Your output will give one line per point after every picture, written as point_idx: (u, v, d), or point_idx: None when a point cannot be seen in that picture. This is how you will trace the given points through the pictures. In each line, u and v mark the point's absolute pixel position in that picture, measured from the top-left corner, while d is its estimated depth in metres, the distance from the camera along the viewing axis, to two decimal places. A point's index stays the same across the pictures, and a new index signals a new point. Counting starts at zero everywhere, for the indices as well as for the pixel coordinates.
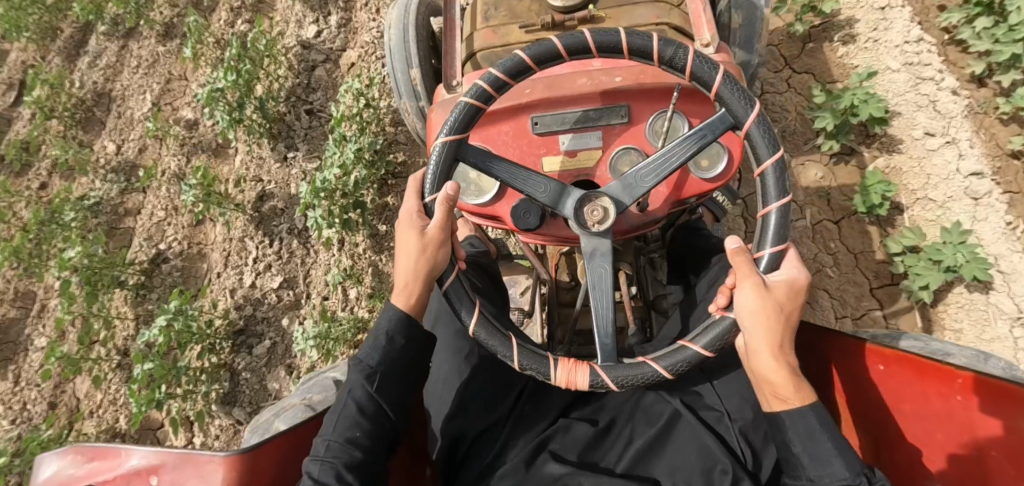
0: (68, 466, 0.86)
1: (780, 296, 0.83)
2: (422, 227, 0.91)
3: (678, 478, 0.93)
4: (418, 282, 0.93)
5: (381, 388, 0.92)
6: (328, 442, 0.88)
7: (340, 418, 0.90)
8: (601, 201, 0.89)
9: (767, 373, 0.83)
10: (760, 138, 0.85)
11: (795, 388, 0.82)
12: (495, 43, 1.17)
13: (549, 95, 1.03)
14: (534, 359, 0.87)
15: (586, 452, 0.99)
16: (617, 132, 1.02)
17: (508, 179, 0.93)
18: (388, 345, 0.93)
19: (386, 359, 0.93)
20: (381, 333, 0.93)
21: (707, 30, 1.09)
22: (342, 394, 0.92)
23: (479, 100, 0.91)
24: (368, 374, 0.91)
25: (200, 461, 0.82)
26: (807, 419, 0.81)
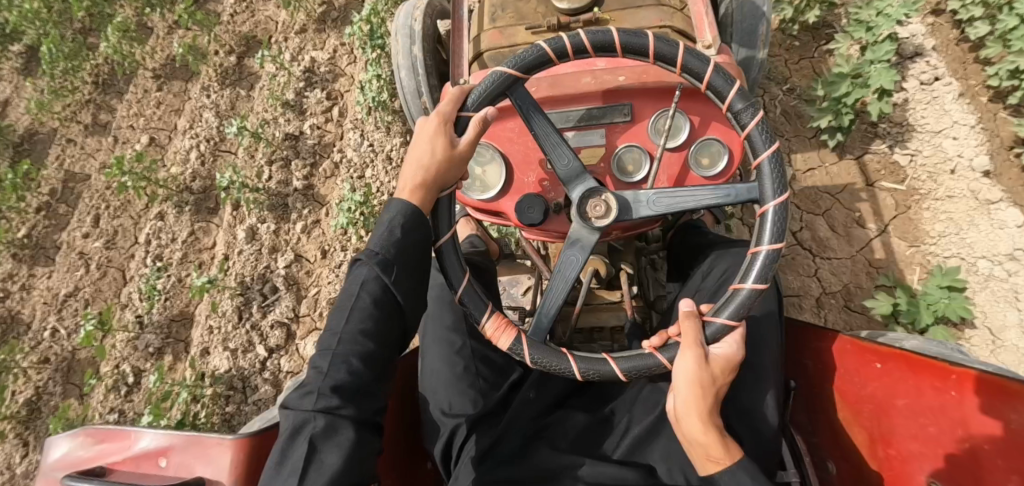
0: (78, 448, 0.87)
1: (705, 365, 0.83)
2: (451, 139, 0.92)
3: (672, 464, 0.96)
4: (432, 181, 0.92)
5: (396, 284, 0.90)
6: (340, 335, 0.86)
7: (352, 312, 0.87)
8: (605, 197, 0.92)
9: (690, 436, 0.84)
10: (756, 137, 0.87)
11: (720, 451, 0.82)
12: (502, 44, 1.19)
13: (554, 93, 1.06)
14: (474, 300, 0.93)
15: (581, 440, 1.01)
16: (620, 130, 1.04)
17: (540, 138, 0.94)
18: (394, 237, 0.89)
19: (401, 251, 0.90)
20: (394, 225, 0.89)
21: (708, 33, 1.12)
22: (355, 280, 0.90)
23: (555, 53, 0.91)
24: (384, 265, 0.89)
25: (208, 444, 0.84)
26: (740, 478, 0.81)
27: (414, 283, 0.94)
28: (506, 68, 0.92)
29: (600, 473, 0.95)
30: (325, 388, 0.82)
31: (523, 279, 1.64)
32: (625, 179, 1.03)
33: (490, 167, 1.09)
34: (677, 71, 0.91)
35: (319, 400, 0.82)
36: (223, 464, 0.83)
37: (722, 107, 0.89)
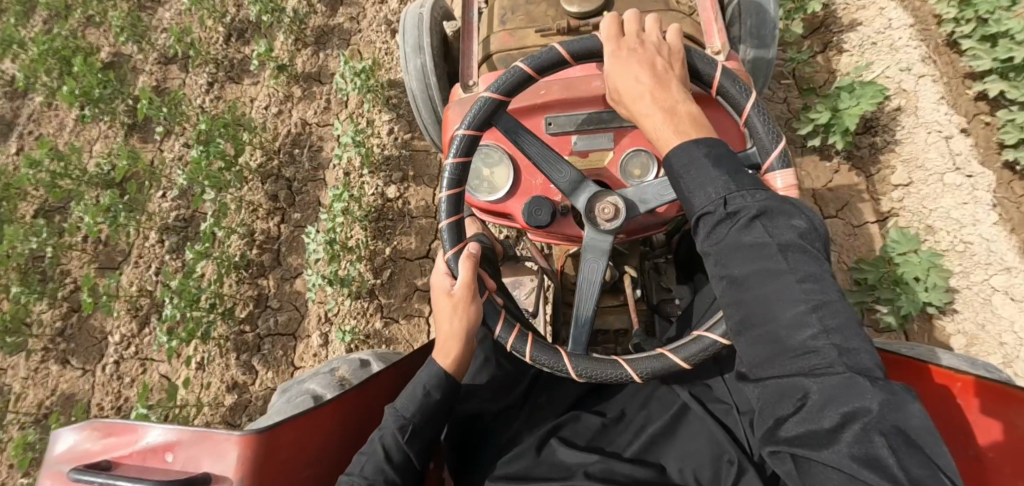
0: (84, 441, 0.88)
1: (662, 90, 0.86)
2: (450, 291, 0.94)
3: (685, 464, 0.95)
4: (458, 341, 0.97)
5: (410, 441, 0.93)
6: (352, 482, 0.89)
7: (368, 461, 0.91)
8: (611, 200, 0.93)
9: (674, 155, 0.80)
10: (756, 124, 0.87)
11: (688, 125, 0.82)
12: (511, 46, 1.20)
13: (563, 96, 1.06)
14: (548, 355, 0.91)
15: (596, 438, 1.01)
16: (628, 134, 1.04)
17: (535, 159, 0.98)
18: (423, 399, 0.95)
19: (421, 411, 0.94)
20: (418, 387, 0.96)
21: (718, 38, 1.12)
22: (373, 441, 0.93)
23: (500, 94, 0.95)
24: (402, 426, 0.93)
25: (215, 439, 0.84)
26: (691, 151, 0.78)
27: (430, 436, 0.97)
28: (491, 92, 0.95)
29: (611, 471, 0.94)
30: None
31: (526, 281, 1.64)
32: (632, 181, 1.03)
33: (498, 168, 1.09)
34: None
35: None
36: (229, 460, 0.83)
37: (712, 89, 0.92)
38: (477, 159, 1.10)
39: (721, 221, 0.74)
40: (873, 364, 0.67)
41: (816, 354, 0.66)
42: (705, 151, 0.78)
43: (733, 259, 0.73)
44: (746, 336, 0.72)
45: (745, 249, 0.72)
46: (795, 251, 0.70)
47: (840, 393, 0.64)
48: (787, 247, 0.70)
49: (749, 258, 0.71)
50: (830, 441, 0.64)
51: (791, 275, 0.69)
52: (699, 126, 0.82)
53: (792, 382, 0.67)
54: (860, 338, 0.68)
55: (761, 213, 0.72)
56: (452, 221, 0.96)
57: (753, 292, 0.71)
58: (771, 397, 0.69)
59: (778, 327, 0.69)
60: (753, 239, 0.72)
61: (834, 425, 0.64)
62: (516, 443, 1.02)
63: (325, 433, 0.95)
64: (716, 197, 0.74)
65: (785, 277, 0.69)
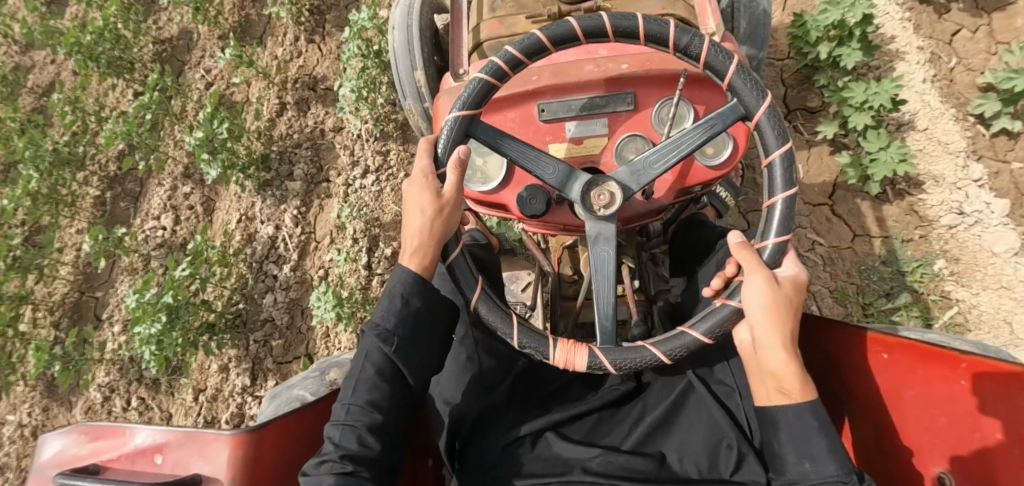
0: (72, 446, 0.86)
1: (790, 308, 0.85)
2: (437, 189, 0.92)
3: (685, 453, 0.94)
4: (432, 244, 0.93)
5: (399, 353, 0.91)
6: (349, 405, 0.88)
7: (359, 383, 0.90)
8: (607, 186, 0.91)
9: (787, 417, 0.82)
10: (778, 175, 0.86)
11: (797, 376, 0.83)
12: (502, 33, 1.18)
13: (556, 82, 1.04)
14: (533, 338, 0.90)
15: (594, 430, 1.00)
16: (623, 119, 1.02)
17: (674, 142, 0.92)
18: (404, 310, 0.91)
19: (404, 322, 0.91)
20: (394, 296, 0.92)
21: (712, 20, 1.11)
22: (362, 353, 0.92)
23: (494, 77, 0.93)
24: (384, 337, 0.90)
25: (205, 440, 0.82)
26: (804, 417, 0.81)
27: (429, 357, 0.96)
28: (543, 34, 0.90)
29: (611, 463, 0.92)
30: (337, 455, 0.82)
31: (522, 274, 1.62)
32: None
33: (491, 157, 1.07)
34: (680, 56, 0.90)
35: (336, 459, 0.82)
36: (219, 461, 0.80)
37: (723, 85, 0.90)
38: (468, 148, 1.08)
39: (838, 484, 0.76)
40: None
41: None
42: (816, 424, 0.80)
43: (787, 456, 0.81)
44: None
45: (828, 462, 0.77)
46: (825, 435, 0.80)
47: None
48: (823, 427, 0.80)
49: (796, 449, 0.80)
50: None
51: (812, 459, 0.79)
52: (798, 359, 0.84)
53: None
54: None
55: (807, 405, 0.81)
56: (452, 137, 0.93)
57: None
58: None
59: None
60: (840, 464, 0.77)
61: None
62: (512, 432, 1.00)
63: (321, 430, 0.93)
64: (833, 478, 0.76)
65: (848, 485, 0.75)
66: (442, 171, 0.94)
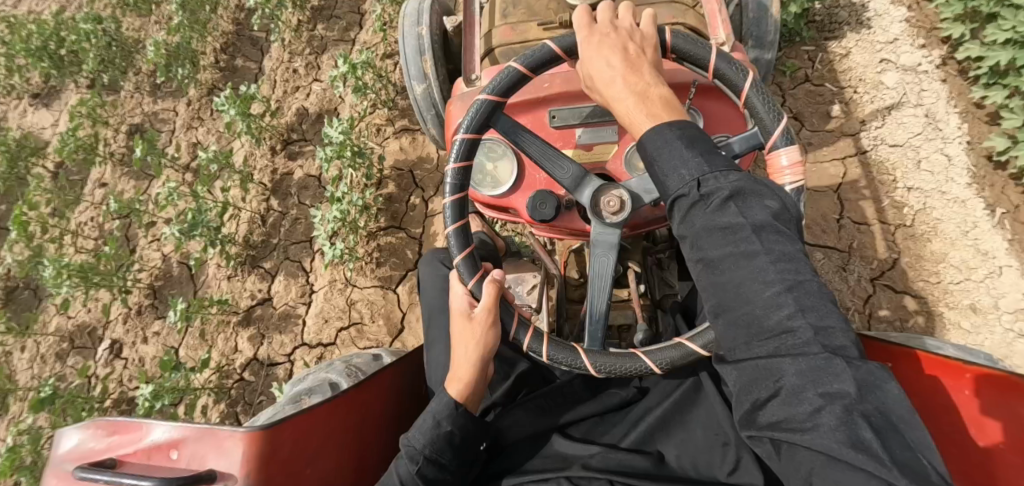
0: (89, 440, 0.87)
1: (631, 51, 0.86)
2: (471, 317, 0.96)
3: (683, 452, 0.95)
4: (476, 371, 0.97)
5: (428, 465, 0.91)
6: None
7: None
8: (616, 192, 0.93)
9: (647, 140, 0.78)
10: (569, 41, 0.93)
11: (660, 107, 0.81)
12: (514, 40, 1.19)
13: (567, 89, 1.06)
14: (605, 359, 0.90)
15: (593, 431, 1.02)
16: None
17: (537, 157, 0.97)
18: (434, 431, 0.91)
19: (432, 443, 0.91)
20: (428, 422, 0.93)
21: (722, 30, 1.11)
22: (391, 471, 0.92)
23: (512, 80, 0.95)
24: (414, 458, 0.90)
25: (221, 436, 0.84)
26: (661, 135, 0.77)
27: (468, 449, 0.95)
28: (554, 46, 0.93)
29: (610, 460, 0.94)
30: None
31: (528, 277, 1.63)
32: (638, 175, 1.03)
33: (502, 163, 1.09)
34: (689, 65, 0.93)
35: None
36: (234, 457, 0.82)
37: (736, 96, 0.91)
38: (479, 153, 1.09)
39: (695, 203, 0.72)
40: (849, 343, 0.66)
41: (775, 288, 0.67)
42: (677, 133, 0.77)
43: (659, 179, 0.76)
44: (703, 255, 0.71)
45: (720, 231, 0.70)
46: (690, 151, 0.75)
47: (816, 375, 0.63)
48: (686, 146, 0.75)
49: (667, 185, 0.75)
50: (813, 425, 0.62)
51: (688, 173, 0.73)
52: (643, 69, 0.85)
53: (753, 302, 0.67)
54: (761, 197, 0.71)
55: (653, 128, 0.79)
56: (460, 168, 0.96)
57: (696, 217, 0.72)
58: (741, 340, 0.68)
59: (752, 307, 0.68)
60: (727, 221, 0.70)
61: (789, 328, 0.65)
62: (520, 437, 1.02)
63: (332, 430, 0.94)
64: (689, 180, 0.73)
65: (695, 198, 0.72)
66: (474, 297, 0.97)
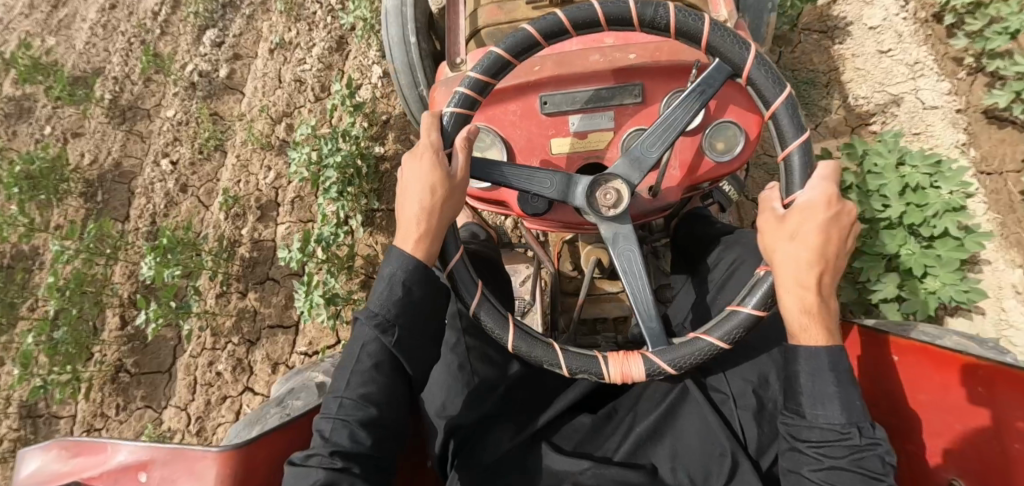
0: (51, 462, 0.81)
1: (837, 242, 0.79)
2: (448, 170, 0.85)
3: (677, 464, 0.93)
4: (439, 234, 0.86)
5: (397, 342, 0.85)
6: (342, 400, 0.83)
7: (353, 375, 0.84)
8: (614, 184, 0.86)
9: (809, 357, 0.78)
10: (761, 79, 0.83)
11: (831, 327, 0.80)
12: (501, 20, 1.11)
13: (559, 72, 0.98)
14: (581, 361, 0.85)
15: (583, 441, 0.98)
16: (629, 113, 0.97)
17: (668, 120, 0.87)
18: (400, 296, 0.84)
19: (404, 311, 0.84)
20: (394, 282, 0.84)
21: (724, 7, 1.05)
22: (355, 343, 0.86)
23: (511, 53, 0.86)
24: (383, 327, 0.84)
25: (192, 457, 0.78)
26: (818, 359, 0.78)
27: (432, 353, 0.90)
28: (563, 16, 0.84)
29: (602, 476, 0.90)
30: (327, 450, 0.78)
31: (522, 269, 1.59)
32: None
33: (490, 152, 1.01)
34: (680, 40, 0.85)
35: (325, 455, 0.78)
36: (207, 479, 0.76)
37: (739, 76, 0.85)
38: None
39: (844, 442, 0.75)
40: None
41: None
42: (839, 368, 0.77)
43: (803, 400, 0.78)
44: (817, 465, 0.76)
45: (848, 473, 0.74)
46: (841, 389, 0.77)
47: None
48: (840, 383, 0.77)
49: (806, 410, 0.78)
50: None
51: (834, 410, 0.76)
52: (837, 270, 0.80)
53: None
54: (888, 454, 0.76)
55: (825, 349, 0.78)
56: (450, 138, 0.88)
57: (835, 452, 0.75)
58: None
59: None
60: (860, 469, 0.74)
61: None
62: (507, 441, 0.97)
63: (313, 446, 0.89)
64: (848, 422, 0.75)
65: (848, 436, 0.75)
66: (449, 149, 0.87)
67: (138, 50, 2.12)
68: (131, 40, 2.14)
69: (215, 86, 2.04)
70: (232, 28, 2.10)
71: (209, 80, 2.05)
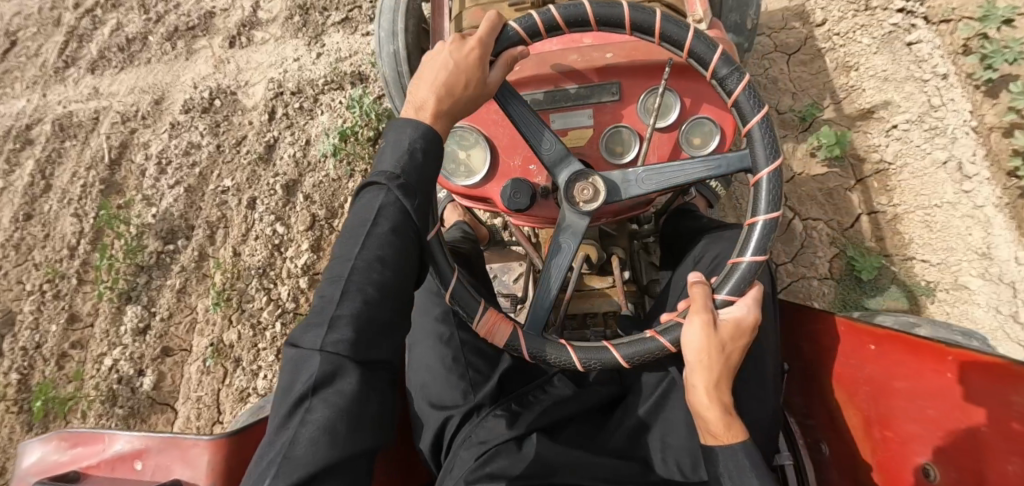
0: (53, 452, 0.84)
1: (728, 334, 0.81)
2: (488, 72, 0.86)
3: (666, 454, 0.96)
4: (454, 124, 0.86)
5: (416, 207, 0.81)
6: (354, 262, 0.77)
7: (370, 236, 0.78)
8: (591, 180, 0.89)
9: (721, 456, 0.78)
10: (710, 57, 0.86)
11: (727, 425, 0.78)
12: (485, 22, 1.15)
13: (539, 72, 1.01)
14: (465, 300, 0.93)
15: (575, 432, 1.00)
16: (608, 110, 1.00)
17: (679, 167, 0.90)
18: (407, 156, 0.80)
19: (417, 174, 0.81)
20: (409, 149, 0.80)
21: (699, 6, 1.08)
22: (367, 204, 0.80)
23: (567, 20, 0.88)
24: (401, 186, 0.80)
25: (185, 445, 0.81)
26: (737, 456, 0.77)
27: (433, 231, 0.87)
28: (627, 11, 0.86)
29: (594, 466, 0.93)
30: (341, 318, 0.74)
31: (513, 267, 1.62)
32: (614, 160, 0.99)
33: (474, 151, 1.05)
34: (666, 46, 0.88)
35: (341, 327, 0.73)
36: (200, 466, 0.79)
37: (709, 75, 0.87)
38: (450, 141, 1.05)
39: None
40: None
41: None
42: (752, 460, 0.76)
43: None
44: None
45: None
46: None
47: None
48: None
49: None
50: None
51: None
52: (727, 362, 0.80)
53: None
54: None
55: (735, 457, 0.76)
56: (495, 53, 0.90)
57: None
58: None
59: None
60: None
61: None
62: (502, 429, 0.97)
63: None
64: None
65: None
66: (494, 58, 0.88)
67: (52, 305, 1.78)
68: (43, 285, 1.80)
69: (139, 398, 1.67)
70: (160, 304, 1.75)
71: (132, 388, 1.68)
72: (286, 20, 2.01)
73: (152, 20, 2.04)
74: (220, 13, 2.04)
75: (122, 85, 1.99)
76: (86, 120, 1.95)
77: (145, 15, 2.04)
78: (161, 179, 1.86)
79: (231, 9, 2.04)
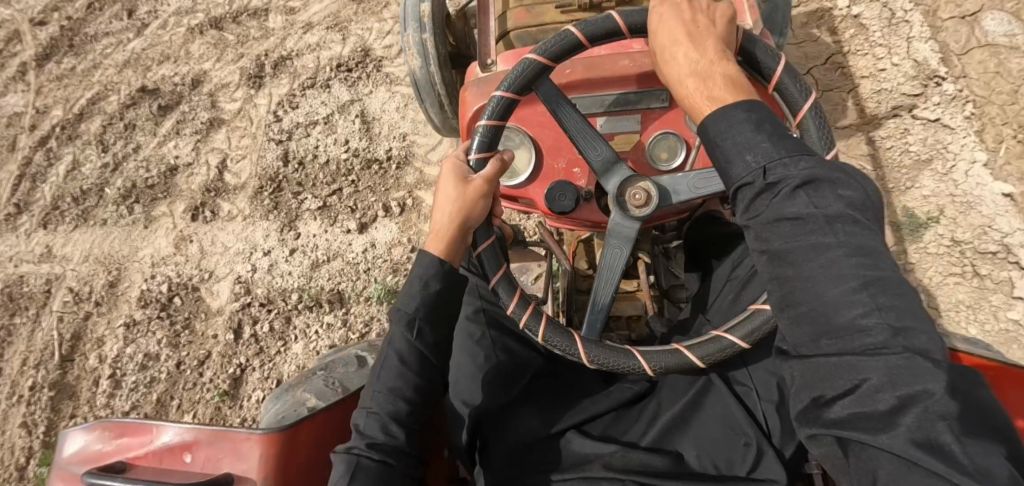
0: (95, 442, 0.83)
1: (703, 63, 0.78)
2: (466, 177, 0.91)
3: (703, 452, 0.93)
4: (454, 230, 0.92)
5: (421, 337, 0.90)
6: (373, 393, 0.87)
7: (385, 369, 0.89)
8: (643, 185, 0.90)
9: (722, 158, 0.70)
10: (765, 60, 0.87)
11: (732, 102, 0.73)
12: (530, 22, 1.15)
13: (588, 75, 1.00)
14: (537, 321, 0.91)
15: (610, 428, 1.00)
16: (655, 116, 1.01)
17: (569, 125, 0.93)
18: (423, 291, 0.91)
19: (425, 307, 0.90)
20: (421, 283, 0.91)
21: (749, 15, 1.04)
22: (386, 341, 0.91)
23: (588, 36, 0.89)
24: (408, 322, 0.89)
25: (236, 438, 0.81)
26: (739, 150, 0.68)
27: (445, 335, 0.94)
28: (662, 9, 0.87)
29: (630, 459, 0.92)
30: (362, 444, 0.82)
31: (536, 269, 1.63)
32: (659, 166, 1.01)
33: (519, 152, 1.05)
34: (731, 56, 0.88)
35: (361, 448, 0.82)
36: (251, 461, 0.79)
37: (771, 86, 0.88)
38: None
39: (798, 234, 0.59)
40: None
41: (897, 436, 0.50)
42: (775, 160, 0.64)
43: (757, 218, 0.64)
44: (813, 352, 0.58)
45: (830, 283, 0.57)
46: (881, 291, 0.56)
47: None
48: (869, 288, 0.55)
49: (823, 325, 0.58)
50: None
51: (871, 315, 0.55)
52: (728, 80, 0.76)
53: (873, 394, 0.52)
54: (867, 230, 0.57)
55: (848, 238, 0.58)
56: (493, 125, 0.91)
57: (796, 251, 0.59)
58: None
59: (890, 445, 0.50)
60: (830, 256, 0.58)
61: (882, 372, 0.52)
62: (539, 428, 0.99)
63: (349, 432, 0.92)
64: (797, 203, 0.60)
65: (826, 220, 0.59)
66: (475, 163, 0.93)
67: None
68: None
69: None
70: None
71: None
72: (254, 192, 1.85)
73: (109, 168, 1.94)
74: (183, 169, 1.91)
75: (75, 248, 1.86)
76: (38, 292, 1.82)
77: (103, 155, 1.95)
78: (115, 396, 1.68)
79: (194, 164, 1.92)
